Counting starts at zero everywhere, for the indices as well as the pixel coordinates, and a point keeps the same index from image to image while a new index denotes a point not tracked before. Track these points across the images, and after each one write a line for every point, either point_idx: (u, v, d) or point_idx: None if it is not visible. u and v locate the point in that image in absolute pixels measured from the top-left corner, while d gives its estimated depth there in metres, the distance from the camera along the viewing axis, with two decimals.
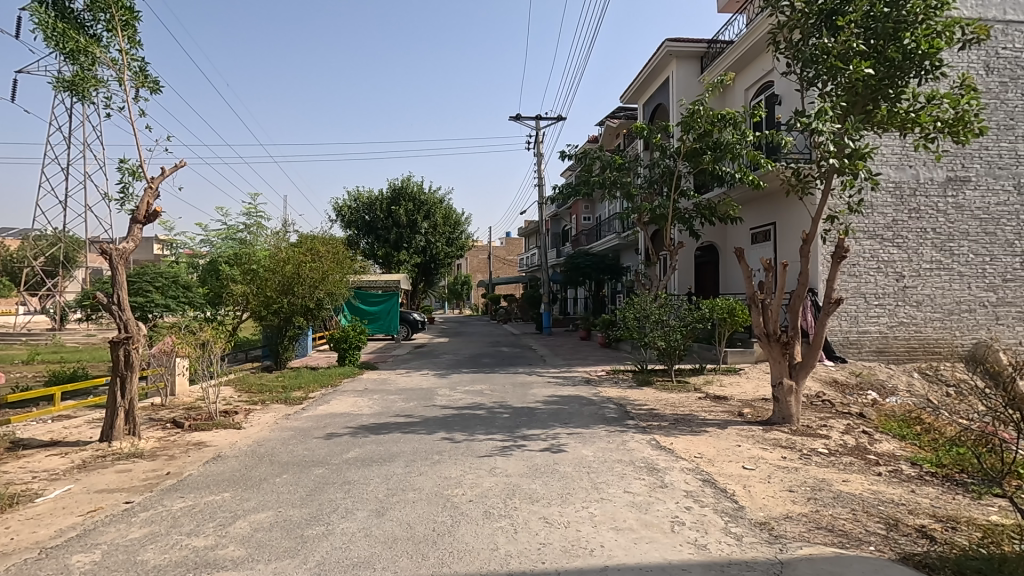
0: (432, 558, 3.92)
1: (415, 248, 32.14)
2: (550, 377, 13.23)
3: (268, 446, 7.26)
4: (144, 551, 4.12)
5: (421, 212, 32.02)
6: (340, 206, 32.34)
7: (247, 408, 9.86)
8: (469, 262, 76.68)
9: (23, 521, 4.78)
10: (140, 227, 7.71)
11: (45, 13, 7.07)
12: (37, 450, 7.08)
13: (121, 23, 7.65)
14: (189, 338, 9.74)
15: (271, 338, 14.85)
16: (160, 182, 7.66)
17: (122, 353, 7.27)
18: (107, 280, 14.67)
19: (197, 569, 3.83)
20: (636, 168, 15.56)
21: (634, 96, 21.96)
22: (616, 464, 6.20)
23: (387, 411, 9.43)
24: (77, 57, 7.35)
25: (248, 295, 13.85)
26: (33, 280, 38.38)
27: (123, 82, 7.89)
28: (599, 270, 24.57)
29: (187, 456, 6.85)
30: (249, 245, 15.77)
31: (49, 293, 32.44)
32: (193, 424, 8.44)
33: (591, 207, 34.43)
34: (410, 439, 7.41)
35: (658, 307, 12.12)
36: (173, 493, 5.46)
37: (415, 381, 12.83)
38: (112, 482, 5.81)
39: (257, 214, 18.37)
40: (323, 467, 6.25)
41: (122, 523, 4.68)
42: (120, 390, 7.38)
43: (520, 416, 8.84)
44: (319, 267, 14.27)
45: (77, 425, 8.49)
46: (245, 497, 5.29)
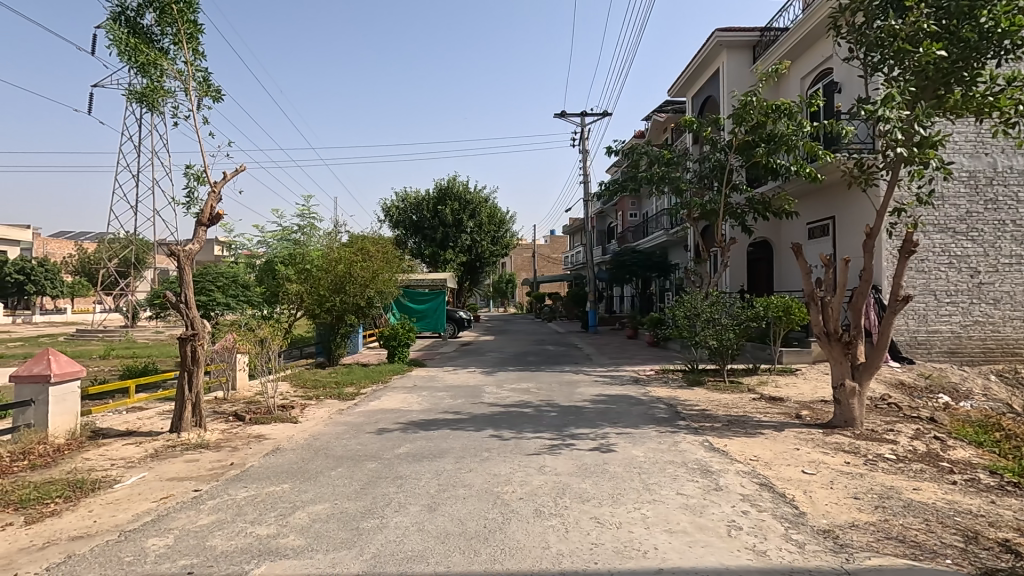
0: (485, 554, 3.94)
1: (461, 247, 32.45)
2: (597, 376, 13.06)
3: (323, 440, 7.50)
4: (212, 537, 4.33)
5: (467, 211, 32.33)
6: (388, 206, 33.07)
7: (304, 403, 10.23)
8: (514, 260, 76.87)
9: (103, 506, 5.10)
10: (204, 229, 8.10)
11: (119, 30, 7.54)
12: (114, 440, 7.53)
13: (187, 36, 8.06)
14: (248, 334, 10.20)
15: (324, 335, 15.46)
16: (223, 186, 8.04)
17: (189, 349, 7.68)
18: (174, 280, 15.51)
19: (260, 556, 3.99)
20: (685, 162, 15.16)
21: (683, 89, 21.45)
22: (668, 465, 6.07)
23: (436, 408, 9.58)
24: (148, 69, 7.80)
25: (302, 294, 14.30)
26: (109, 281, 41.12)
27: (188, 92, 8.31)
28: (646, 268, 24.18)
29: (248, 448, 7.14)
30: (303, 245, 16.24)
31: (123, 293, 34.62)
32: (254, 417, 8.83)
33: (637, 203, 33.87)
34: (459, 436, 7.49)
35: (709, 305, 11.79)
36: (237, 482, 5.73)
37: (463, 379, 12.96)
38: (181, 471, 6.13)
39: (310, 215, 18.96)
40: (376, 461, 6.41)
41: (191, 511, 4.93)
42: (188, 385, 7.81)
43: (568, 415, 8.79)
44: (369, 266, 14.72)
45: (148, 417, 8.99)
46: (303, 489, 5.48)
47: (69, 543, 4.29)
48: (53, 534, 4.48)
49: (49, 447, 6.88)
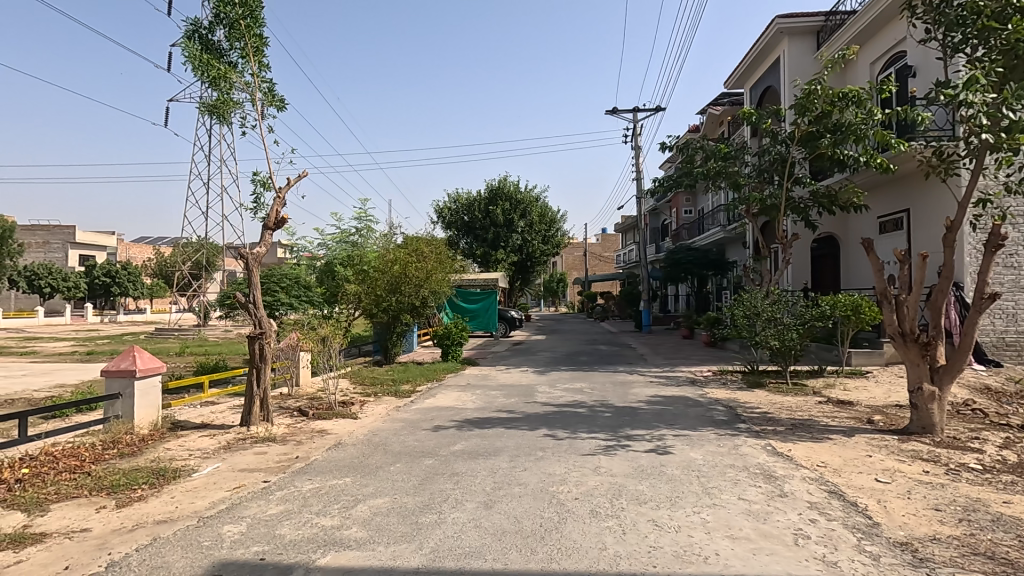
0: (541, 553, 3.95)
1: (512, 247, 32.64)
2: (652, 376, 12.82)
3: (381, 436, 7.73)
4: (281, 526, 4.55)
5: (518, 211, 32.47)
6: (440, 208, 33.63)
7: (363, 400, 10.58)
8: (565, 259, 76.46)
9: (183, 493, 5.46)
10: (270, 233, 8.51)
11: (193, 47, 8.04)
12: (191, 432, 8.04)
13: (253, 49, 8.49)
14: (311, 333, 10.67)
15: (381, 334, 15.96)
16: (287, 191, 8.42)
17: (257, 347, 8.10)
18: (242, 282, 16.39)
19: (326, 546, 4.16)
20: (744, 156, 14.61)
21: (740, 80, 20.72)
22: (728, 469, 5.89)
23: (490, 406, 9.68)
24: (219, 83, 8.28)
25: (360, 295, 14.73)
26: (184, 283, 43.90)
27: (255, 103, 8.75)
28: (701, 266, 23.52)
29: (312, 442, 7.46)
30: (361, 246, 16.80)
31: (196, 294, 36.86)
32: (316, 413, 9.20)
33: (692, 200, 32.99)
34: (513, 435, 7.54)
35: (770, 305, 11.33)
36: (303, 475, 6.00)
37: (516, 378, 13.04)
38: (252, 463, 6.47)
39: (367, 218, 19.57)
40: (432, 458, 6.54)
41: (262, 500, 5.20)
42: (256, 381, 8.23)
43: (623, 415, 8.68)
44: (423, 267, 15.10)
45: (221, 411, 9.55)
46: (364, 483, 5.67)
47: (155, 526, 4.62)
48: (141, 517, 4.83)
49: (136, 437, 7.43)
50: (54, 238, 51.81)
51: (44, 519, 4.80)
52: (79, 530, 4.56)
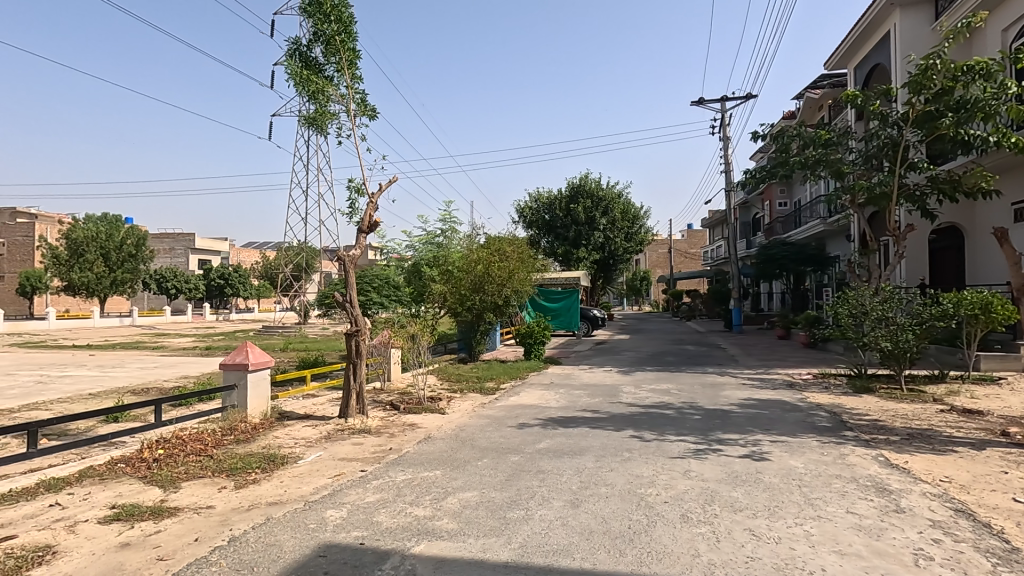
0: (631, 555, 3.88)
1: (594, 245, 32.29)
2: (745, 378, 12.18)
3: (468, 432, 7.94)
4: (378, 514, 4.80)
5: (600, 208, 32.05)
6: (521, 207, 33.83)
7: (450, 396, 10.93)
8: (649, 257, 74.36)
9: (291, 478, 5.92)
10: (364, 236, 9.00)
11: (295, 64, 8.68)
12: (296, 422, 8.68)
13: (348, 63, 9.01)
14: (401, 331, 11.18)
15: (466, 332, 16.41)
16: (379, 196, 8.87)
17: (354, 343, 8.60)
18: (338, 282, 17.40)
19: (419, 535, 4.35)
20: (847, 142, 13.47)
21: (843, 60, 19.15)
22: (834, 479, 5.47)
23: (574, 405, 9.64)
24: (317, 96, 8.87)
25: (445, 294, 15.02)
26: (287, 283, 47.46)
27: (349, 113, 9.29)
28: (799, 261, 22.01)
29: (404, 435, 7.81)
30: (445, 246, 17.33)
31: (297, 295, 39.73)
32: (407, 407, 9.62)
33: (788, 190, 30.94)
34: (598, 435, 7.45)
35: (880, 303, 10.40)
36: (396, 466, 6.29)
37: (600, 377, 12.88)
38: (350, 453, 6.89)
39: (451, 219, 20.13)
40: (518, 455, 6.62)
41: (360, 488, 5.52)
42: (353, 375, 8.72)
43: (713, 419, 8.30)
44: (505, 266, 15.36)
45: (321, 404, 10.24)
46: (453, 476, 5.85)
47: (267, 507, 5.03)
48: (255, 498, 5.29)
49: (249, 425, 8.15)
50: (178, 244, 57.99)
51: (176, 495, 5.38)
52: (205, 507, 5.07)
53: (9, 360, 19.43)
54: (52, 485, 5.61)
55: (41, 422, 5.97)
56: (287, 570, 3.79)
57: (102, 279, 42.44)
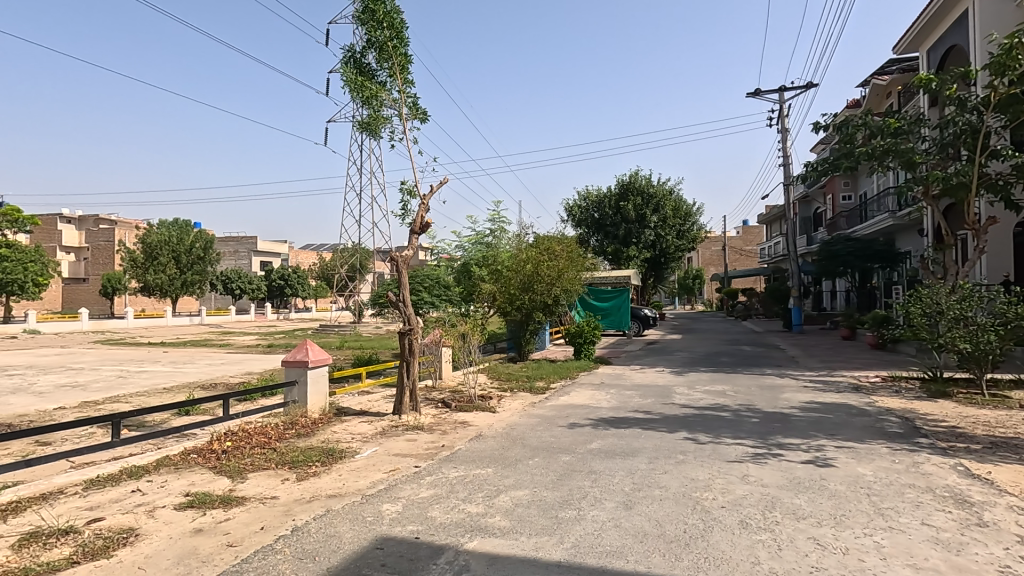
0: (687, 560, 3.79)
1: (644, 243, 31.72)
2: (806, 381, 11.65)
3: (519, 430, 7.96)
4: (432, 509, 4.89)
5: (650, 205, 31.45)
6: (570, 206, 33.60)
7: (500, 394, 11.01)
8: (702, 255, 72.34)
9: (349, 472, 6.12)
10: (416, 237, 9.19)
11: (350, 72, 8.95)
12: (352, 417, 8.96)
13: (400, 68, 9.21)
14: (452, 330, 11.36)
15: (515, 331, 16.50)
16: (430, 198, 9.03)
17: (407, 342, 8.81)
18: (390, 282, 17.82)
19: (472, 531, 4.40)
20: (919, 130, 12.63)
21: (914, 43, 18.01)
22: (907, 488, 5.15)
23: (625, 406, 9.51)
24: (370, 102, 9.12)
25: (494, 293, 15.19)
26: (342, 284, 49.05)
27: (402, 117, 9.51)
28: (865, 258, 20.85)
29: (456, 433, 7.92)
30: (494, 246, 17.40)
31: (351, 295, 41.00)
32: (458, 405, 9.75)
33: (852, 183, 29.38)
34: (651, 436, 7.32)
35: (959, 302, 9.69)
36: (449, 463, 6.39)
37: (651, 378, 12.64)
38: (404, 449, 7.05)
39: (500, 219, 20.25)
40: (569, 455, 6.58)
41: (414, 484, 5.64)
42: (406, 373, 8.92)
43: (773, 422, 7.99)
44: (555, 265, 15.34)
45: (376, 400, 10.53)
46: (505, 474, 5.89)
47: (327, 499, 5.22)
48: (316, 491, 5.50)
49: (309, 420, 8.49)
50: (242, 247, 61.07)
51: (243, 485, 5.67)
52: (270, 497, 5.32)
53: (94, 356, 21.00)
54: (134, 472, 6.03)
55: (123, 414, 6.41)
56: (347, 561, 3.92)
57: (174, 280, 45.20)
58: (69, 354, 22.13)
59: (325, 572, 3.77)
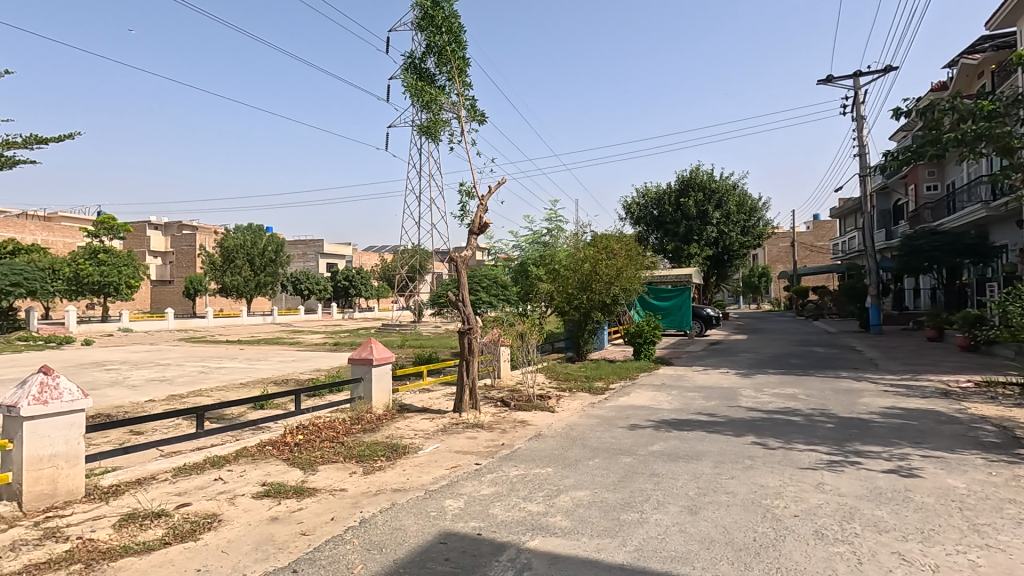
0: (757, 570, 3.64)
1: (706, 240, 30.71)
2: (887, 385, 10.91)
3: (578, 431, 7.91)
4: (493, 507, 4.94)
5: (712, 201, 30.42)
6: (628, 204, 32.98)
7: (558, 394, 10.98)
8: (768, 252, 69.23)
9: (412, 467, 6.28)
10: (475, 237, 9.31)
11: (411, 77, 9.19)
12: (415, 414, 9.21)
13: (458, 71, 9.37)
14: (510, 329, 11.44)
15: (573, 331, 16.41)
16: (488, 198, 9.13)
17: (467, 340, 8.96)
18: (449, 282, 18.12)
19: (533, 530, 4.41)
20: (1018, 111, 11.54)
21: (1010, 18, 16.50)
22: (1006, 504, 4.71)
23: (688, 408, 9.24)
24: (430, 106, 9.32)
25: (552, 293, 15.02)
26: (403, 284, 50.40)
27: (460, 119, 9.66)
28: (953, 253, 19.28)
29: (515, 431, 7.97)
30: (551, 245, 17.12)
31: (411, 295, 42.05)
32: (517, 404, 9.81)
33: (938, 172, 27.25)
34: (716, 440, 7.08)
35: None
36: (509, 461, 6.44)
37: (715, 379, 12.23)
38: (464, 446, 7.17)
39: (557, 219, 20.18)
40: (630, 456, 6.48)
41: (475, 481, 5.72)
42: (466, 371, 9.06)
43: (849, 428, 7.53)
44: (613, 264, 15.13)
45: (437, 398, 10.76)
46: (565, 474, 5.86)
47: (392, 493, 5.39)
48: (381, 484, 5.68)
49: (374, 416, 8.79)
50: (310, 249, 64.03)
51: (314, 476, 5.95)
52: (339, 489, 5.54)
53: (179, 353, 22.60)
54: (216, 461, 6.44)
55: (206, 406, 6.87)
56: (412, 553, 4.02)
57: (249, 282, 47.93)
58: (157, 350, 23.92)
59: (391, 563, 3.89)
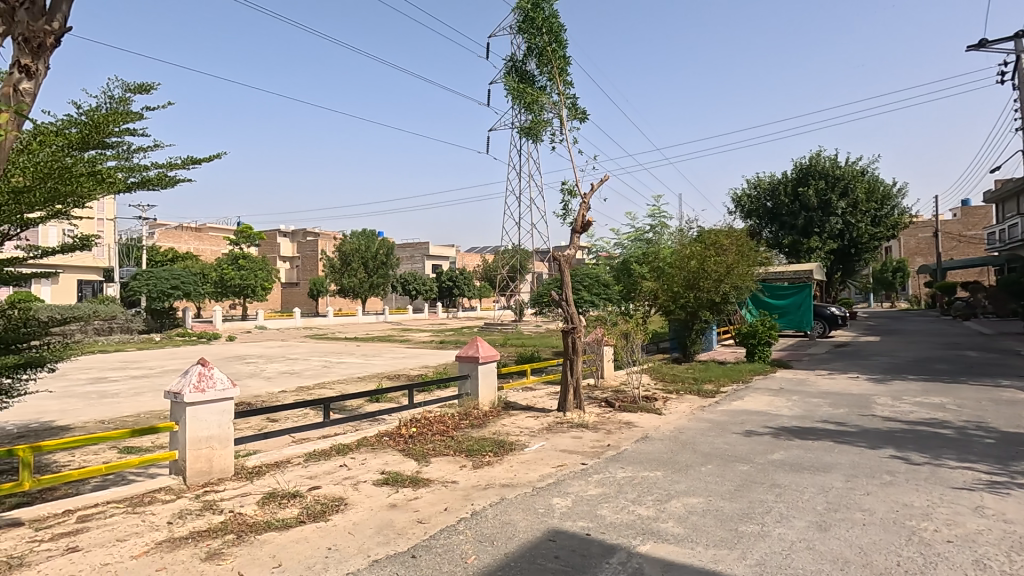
0: None
1: (830, 232, 28.04)
2: None
3: (689, 434, 7.58)
4: (601, 508, 4.88)
5: (836, 189, 27.75)
6: (738, 196, 31.05)
7: (665, 396, 10.60)
8: (904, 244, 61.94)
9: (519, 463, 6.38)
10: (578, 236, 9.26)
11: (513, 80, 9.34)
12: (519, 412, 9.34)
13: (559, 71, 9.37)
14: (614, 329, 11.22)
15: (679, 331, 15.74)
16: (591, 196, 9.04)
17: (570, 340, 8.93)
18: (551, 282, 18.18)
19: (644, 534, 4.29)
20: None
21: None
22: None
23: (812, 415, 8.51)
24: (532, 107, 9.41)
25: (656, 291, 14.62)
26: (504, 284, 51.41)
27: (562, 119, 9.65)
28: None
29: (621, 433, 7.81)
30: (655, 242, 16.63)
31: (513, 294, 42.76)
32: (622, 405, 9.60)
33: None
34: (847, 451, 6.45)
35: None
36: (616, 463, 6.32)
37: (843, 385, 11.15)
38: (570, 445, 7.15)
39: (660, 215, 19.49)
40: (748, 464, 6.09)
41: (582, 480, 5.68)
42: (570, 371, 9.04)
43: (1016, 445, 6.51)
44: (723, 260, 14.29)
45: (541, 397, 10.84)
46: (676, 479, 5.64)
47: (501, 488, 5.52)
48: (490, 479, 5.84)
49: (481, 412, 9.05)
50: (417, 252, 67.40)
51: (428, 468, 6.24)
52: (451, 481, 5.78)
53: (305, 348, 24.81)
54: (341, 449, 6.99)
55: (331, 398, 7.46)
56: (523, 548, 4.09)
57: (363, 283, 51.45)
58: (287, 346, 26.41)
59: (503, 556, 3.97)
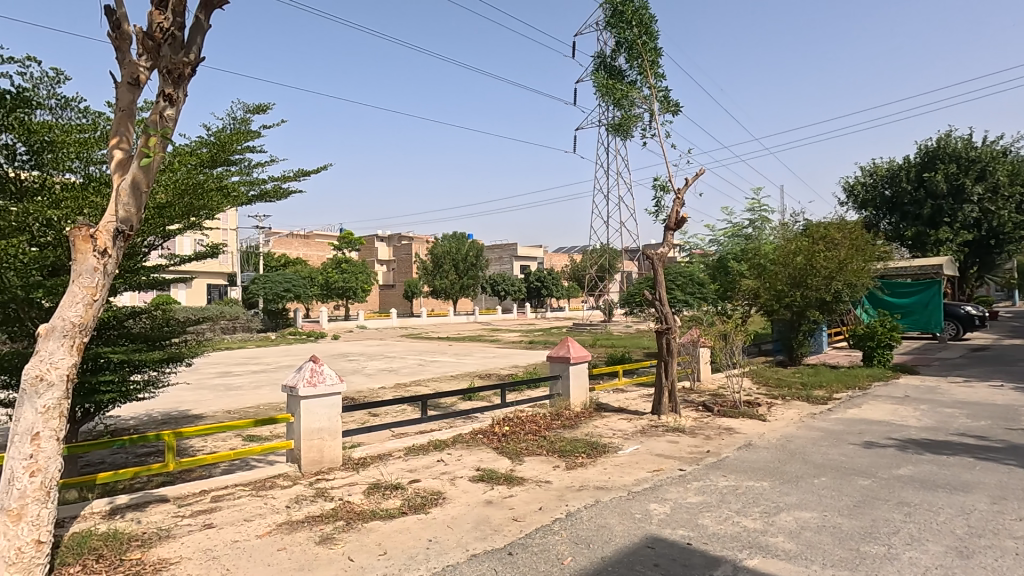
0: None
1: (963, 222, 24.87)
2: None
3: (798, 443, 7.05)
4: (703, 517, 4.66)
5: (971, 173, 24.60)
6: (850, 185, 28.56)
7: (770, 401, 9.93)
8: None
9: (614, 466, 6.25)
10: (672, 233, 8.94)
11: (602, 76, 9.20)
12: (612, 414, 9.17)
13: (649, 63, 9.10)
14: (711, 329, 10.67)
15: (784, 331, 14.69)
16: (685, 191, 8.69)
17: (665, 340, 8.62)
18: (643, 280, 17.73)
19: (751, 548, 4.04)
20: None
21: None
22: None
23: (945, 427, 7.59)
24: (622, 102, 9.22)
25: (758, 290, 13.79)
26: (592, 284, 50.82)
27: (653, 112, 9.37)
28: None
29: (722, 439, 7.42)
30: (756, 238, 15.68)
31: (601, 295, 42.16)
32: (722, 410, 9.12)
33: None
34: (991, 470, 5.68)
35: None
36: (717, 470, 6.02)
37: (984, 394, 9.84)
38: (667, 450, 6.90)
39: (761, 208, 18.33)
40: (869, 479, 5.54)
41: (680, 487, 5.46)
42: (665, 372, 8.73)
43: None
44: (834, 255, 13.12)
45: (633, 399, 10.57)
46: (785, 491, 5.26)
47: (596, 490, 5.44)
48: (584, 481, 5.78)
49: (572, 413, 8.99)
50: (506, 253, 68.42)
51: (522, 467, 6.29)
52: (544, 481, 5.78)
53: (402, 347, 26.04)
54: (438, 445, 7.23)
55: (428, 395, 7.75)
56: (620, 554, 4.00)
57: (454, 285, 53.07)
58: (386, 344, 27.85)
59: (599, 560, 3.91)
